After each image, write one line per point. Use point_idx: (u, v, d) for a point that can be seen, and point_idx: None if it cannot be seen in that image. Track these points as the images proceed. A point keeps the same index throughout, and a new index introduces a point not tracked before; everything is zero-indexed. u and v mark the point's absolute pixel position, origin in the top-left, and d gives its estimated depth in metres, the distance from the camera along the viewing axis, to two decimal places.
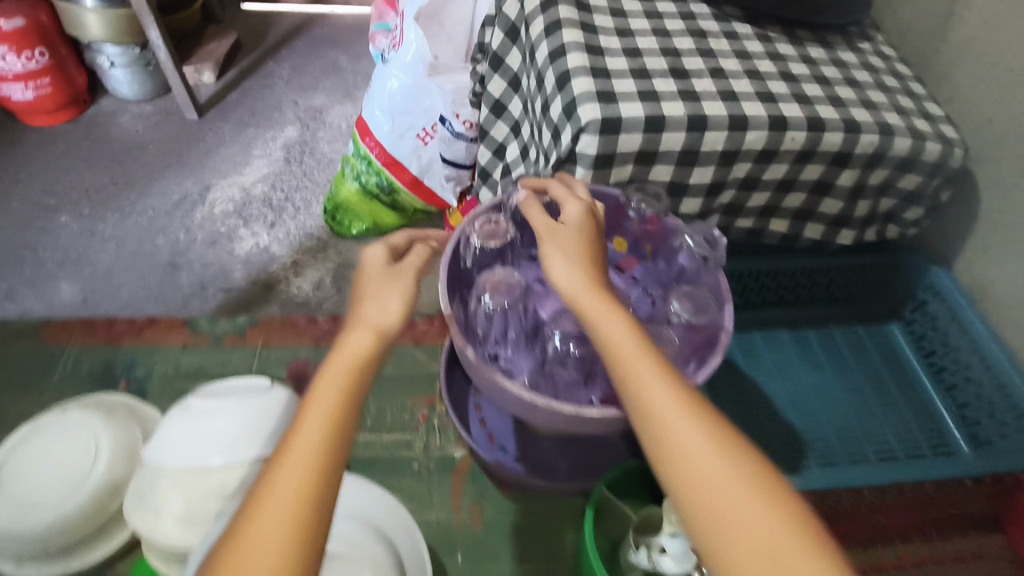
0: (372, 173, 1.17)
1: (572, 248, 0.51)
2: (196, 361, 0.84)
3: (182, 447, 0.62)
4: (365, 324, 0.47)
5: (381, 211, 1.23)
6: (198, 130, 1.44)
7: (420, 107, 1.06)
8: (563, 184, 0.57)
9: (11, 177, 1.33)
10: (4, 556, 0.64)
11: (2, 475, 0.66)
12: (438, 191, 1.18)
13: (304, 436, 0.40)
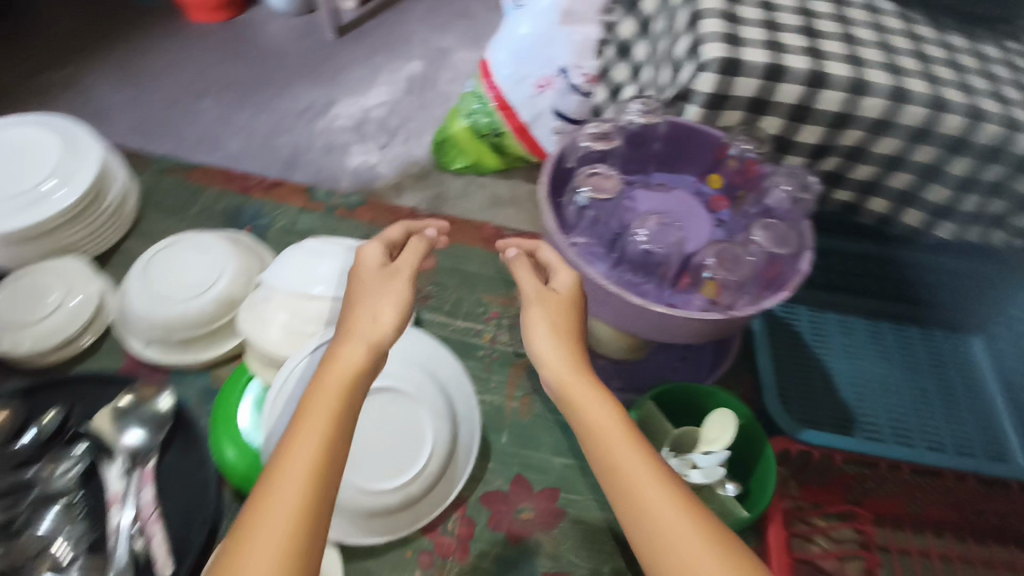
0: (484, 113, 1.19)
1: (561, 321, 0.52)
2: (310, 222, 0.95)
3: (291, 276, 0.74)
4: (358, 337, 0.47)
5: (484, 154, 1.23)
6: (334, 49, 1.56)
7: (544, 55, 1.05)
8: (549, 248, 0.59)
9: (170, 61, 1.49)
10: (138, 334, 0.78)
11: (145, 269, 0.79)
12: (542, 140, 1.17)
13: (290, 466, 0.40)
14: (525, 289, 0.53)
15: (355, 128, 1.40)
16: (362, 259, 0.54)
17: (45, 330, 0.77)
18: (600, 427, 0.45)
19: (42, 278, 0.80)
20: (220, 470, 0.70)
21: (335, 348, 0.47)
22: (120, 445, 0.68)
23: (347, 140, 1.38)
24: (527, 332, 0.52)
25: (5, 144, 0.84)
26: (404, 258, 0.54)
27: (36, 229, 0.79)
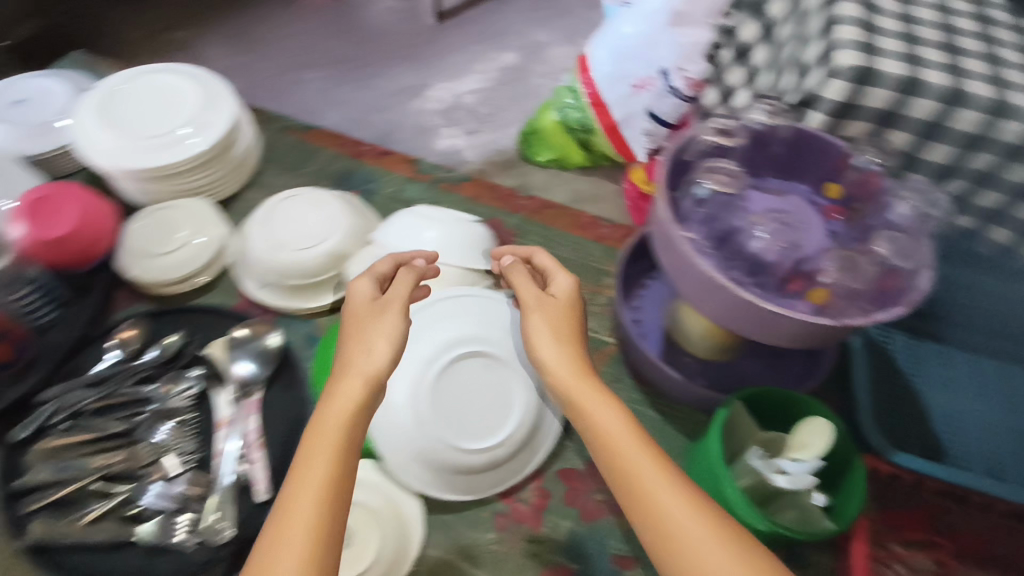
0: (576, 109, 1.19)
1: (559, 330, 0.62)
2: (414, 191, 0.99)
3: (401, 237, 0.79)
4: (355, 371, 0.56)
5: (570, 149, 1.24)
6: (433, 34, 1.60)
7: (647, 55, 1.04)
8: (543, 256, 0.69)
9: (279, 32, 1.57)
10: (255, 276, 0.84)
11: (268, 217, 0.84)
12: (631, 142, 1.14)
13: (310, 473, 0.49)
14: (528, 298, 0.63)
15: (445, 112, 1.44)
16: (354, 293, 0.63)
17: (170, 264, 0.83)
18: (598, 421, 0.55)
19: (173, 214, 0.85)
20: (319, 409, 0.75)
21: (337, 382, 0.55)
22: (231, 374, 0.74)
23: (436, 124, 1.42)
24: (534, 338, 0.62)
25: (150, 84, 0.89)
26: (395, 288, 0.63)
27: (172, 169, 0.85)
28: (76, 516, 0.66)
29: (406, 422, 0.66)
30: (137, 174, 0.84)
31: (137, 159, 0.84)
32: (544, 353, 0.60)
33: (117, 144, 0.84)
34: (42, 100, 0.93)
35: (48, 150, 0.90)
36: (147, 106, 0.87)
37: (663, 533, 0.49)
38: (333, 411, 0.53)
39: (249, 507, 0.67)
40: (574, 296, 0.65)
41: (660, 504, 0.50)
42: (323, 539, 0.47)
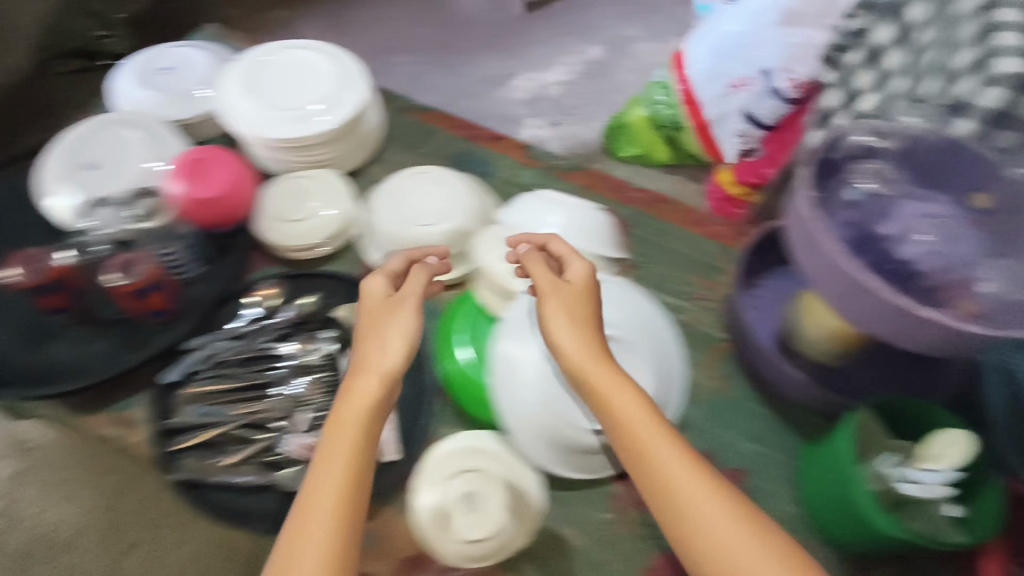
0: (667, 105, 1.11)
1: (578, 322, 0.61)
2: (528, 177, 1.02)
3: (527, 218, 0.83)
4: (371, 370, 0.57)
5: (655, 145, 1.14)
6: (518, 24, 1.58)
7: (748, 52, 0.97)
8: (560, 242, 0.69)
9: (372, 13, 1.60)
10: (381, 247, 0.87)
11: (398, 191, 0.88)
12: (722, 141, 1.06)
13: (327, 474, 0.51)
14: (543, 284, 0.63)
15: (531, 103, 1.45)
16: (368, 293, 0.64)
17: (303, 232, 0.87)
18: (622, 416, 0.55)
19: (307, 183, 0.89)
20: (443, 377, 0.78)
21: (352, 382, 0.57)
22: None
23: (520, 113, 1.44)
24: (551, 326, 0.61)
25: (289, 57, 0.94)
26: (407, 287, 0.64)
27: (309, 140, 0.90)
28: (223, 457, 0.72)
29: (536, 399, 0.69)
30: (278, 143, 0.89)
31: (279, 129, 0.89)
32: (563, 343, 0.59)
33: (261, 114, 0.89)
34: (188, 70, 0.98)
35: (193, 117, 0.95)
36: (287, 79, 0.91)
37: (692, 539, 0.49)
38: (350, 409, 0.55)
39: (383, 465, 0.72)
40: (592, 285, 0.64)
41: (690, 510, 0.50)
42: (342, 533, 0.49)
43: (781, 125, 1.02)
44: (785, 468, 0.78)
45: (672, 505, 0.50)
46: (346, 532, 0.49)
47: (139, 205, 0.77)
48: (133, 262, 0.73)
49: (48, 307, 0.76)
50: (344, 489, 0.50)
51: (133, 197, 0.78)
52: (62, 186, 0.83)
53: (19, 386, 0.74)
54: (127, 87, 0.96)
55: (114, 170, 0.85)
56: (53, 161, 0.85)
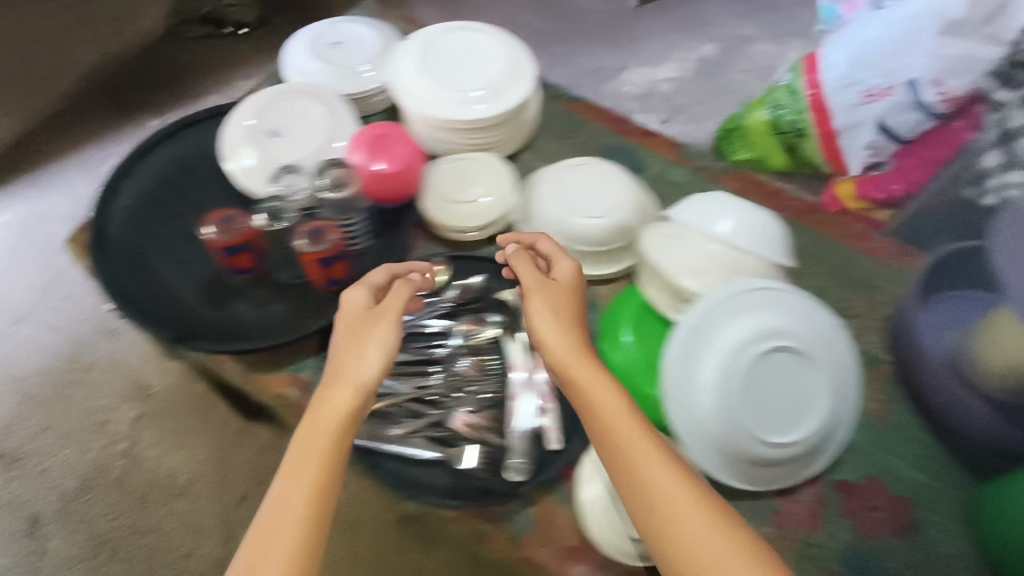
0: (792, 110, 1.16)
1: (559, 317, 0.67)
2: (679, 174, 0.99)
3: (695, 216, 0.82)
4: (347, 380, 0.64)
5: (773, 151, 1.22)
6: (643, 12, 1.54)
7: (893, 62, 1.02)
8: (549, 241, 0.75)
9: None
10: (540, 235, 0.87)
11: (562, 180, 0.88)
12: (847, 151, 1.14)
13: (300, 474, 0.58)
14: (529, 282, 0.69)
15: None
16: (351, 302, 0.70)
17: (468, 214, 0.87)
18: (602, 403, 0.61)
19: (469, 166, 0.89)
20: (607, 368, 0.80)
21: (330, 391, 0.63)
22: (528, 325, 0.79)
23: None
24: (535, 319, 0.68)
25: (463, 38, 0.94)
26: (389, 298, 0.70)
27: (480, 123, 0.91)
28: (395, 428, 0.74)
29: (711, 404, 0.69)
30: (449, 123, 0.91)
31: (446, 109, 0.90)
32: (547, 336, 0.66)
33: (430, 94, 0.90)
34: (358, 47, 1.00)
35: (361, 92, 0.97)
36: (459, 60, 0.92)
37: (658, 525, 0.54)
38: (328, 414, 0.62)
39: (547, 454, 0.73)
40: (574, 290, 0.71)
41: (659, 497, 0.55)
42: (313, 517, 0.56)
43: (913, 139, 1.09)
44: (954, 504, 0.75)
45: (644, 494, 0.55)
46: (312, 517, 0.56)
47: (327, 177, 0.79)
48: (321, 233, 0.76)
49: (237, 268, 0.80)
50: (313, 486, 0.57)
51: (322, 168, 0.81)
52: (246, 147, 0.87)
53: (207, 341, 0.77)
54: (301, 59, 0.99)
55: (293, 138, 0.87)
56: (239, 120, 0.89)
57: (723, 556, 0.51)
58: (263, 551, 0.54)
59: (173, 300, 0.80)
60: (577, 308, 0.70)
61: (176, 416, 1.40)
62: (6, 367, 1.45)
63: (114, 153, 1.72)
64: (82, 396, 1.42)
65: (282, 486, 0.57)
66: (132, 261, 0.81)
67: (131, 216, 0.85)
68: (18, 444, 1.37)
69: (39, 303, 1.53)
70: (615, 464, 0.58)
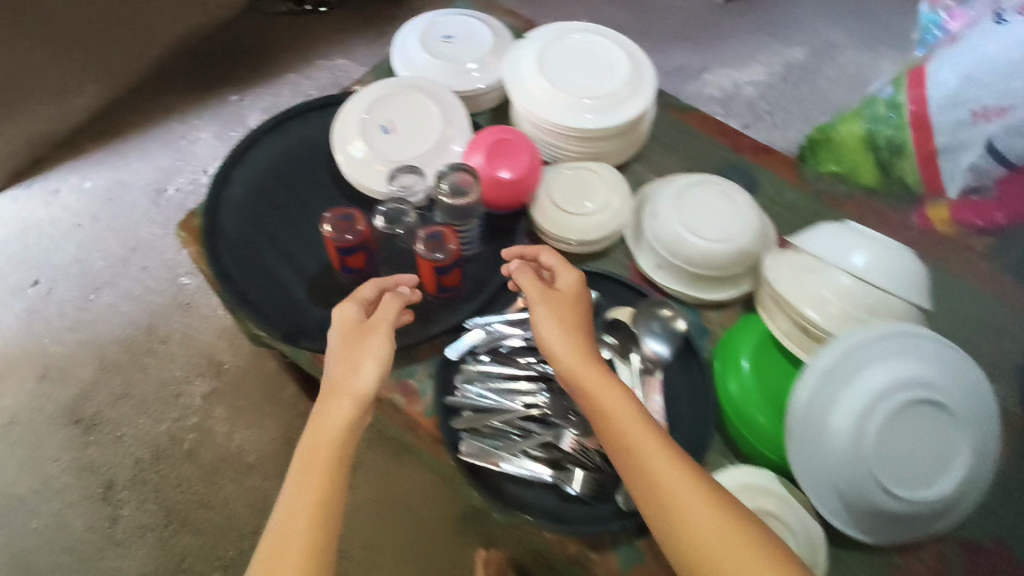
0: (891, 125, 1.01)
1: (565, 322, 0.68)
2: (797, 199, 0.95)
3: (825, 247, 0.77)
4: (345, 392, 0.65)
5: (862, 166, 1.07)
6: None
7: (1014, 79, 0.86)
8: (551, 254, 0.74)
9: None
10: (653, 254, 0.84)
11: (680, 198, 0.84)
12: (946, 176, 0.97)
13: (303, 489, 0.60)
14: (533, 292, 0.69)
15: None
16: (345, 316, 0.70)
17: (582, 229, 0.84)
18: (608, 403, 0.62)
19: (585, 177, 0.87)
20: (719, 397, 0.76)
21: (327, 403, 0.65)
22: (643, 348, 0.76)
23: None
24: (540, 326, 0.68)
25: (585, 42, 0.90)
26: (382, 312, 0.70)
27: (598, 133, 0.87)
28: (502, 444, 0.72)
29: (839, 455, 0.65)
30: (566, 131, 0.88)
31: (561, 115, 0.87)
32: (552, 340, 0.66)
33: (547, 98, 0.87)
34: (470, 42, 0.97)
35: (473, 91, 0.94)
36: (579, 65, 0.89)
37: (669, 515, 0.56)
38: (325, 428, 0.63)
39: None
40: (577, 299, 0.70)
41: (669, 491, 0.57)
42: (323, 527, 0.58)
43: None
44: None
45: (655, 487, 0.58)
46: (320, 529, 0.58)
47: (447, 182, 0.76)
48: (444, 241, 0.74)
49: (348, 266, 0.78)
50: (317, 501, 0.59)
51: (444, 171, 0.77)
52: (362, 142, 0.85)
53: (317, 341, 0.76)
54: (413, 52, 0.96)
55: (411, 136, 0.85)
56: (357, 111, 0.87)
57: (735, 545, 0.54)
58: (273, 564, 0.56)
59: (284, 297, 0.80)
60: (583, 315, 0.70)
61: (247, 395, 1.41)
62: (84, 331, 1.47)
63: (197, 127, 1.74)
64: (157, 366, 1.44)
65: (286, 502, 0.59)
66: (245, 255, 0.81)
67: (243, 206, 0.84)
68: (93, 409, 1.39)
69: (118, 270, 1.55)
70: (624, 460, 0.60)
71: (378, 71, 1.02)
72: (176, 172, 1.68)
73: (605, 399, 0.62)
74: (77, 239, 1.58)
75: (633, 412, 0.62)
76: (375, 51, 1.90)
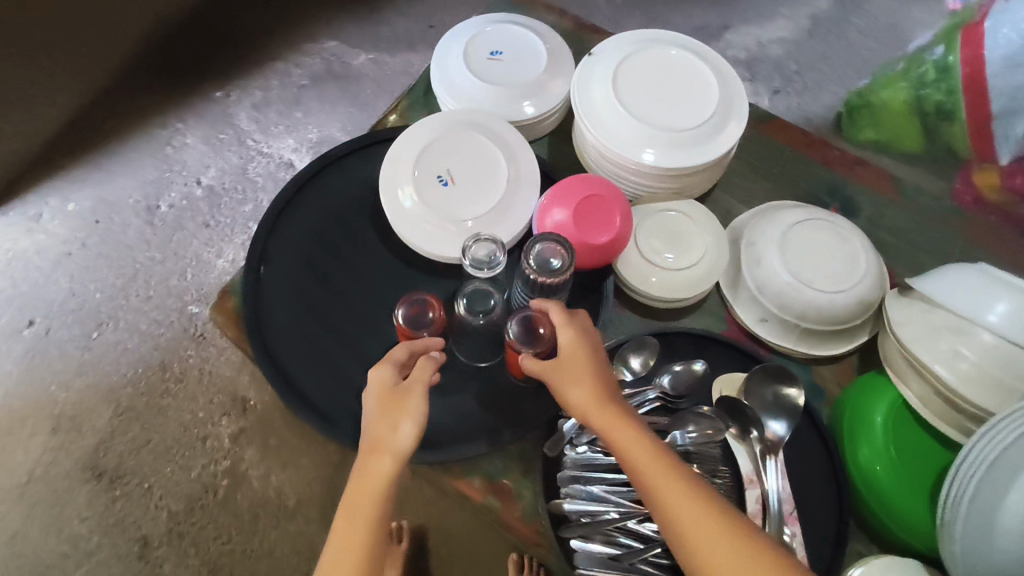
0: (937, 91, 1.10)
1: (575, 383, 0.59)
2: (899, 220, 0.85)
3: (958, 295, 0.67)
4: (378, 457, 0.56)
5: (908, 130, 1.21)
6: None
7: None
8: (554, 305, 0.63)
9: None
10: (762, 309, 0.74)
11: (786, 241, 0.73)
12: (997, 140, 1.06)
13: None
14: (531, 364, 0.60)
15: None
16: (375, 377, 0.60)
17: (675, 282, 0.74)
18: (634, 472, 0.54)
19: (676, 223, 0.76)
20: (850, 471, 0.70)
21: (362, 470, 0.56)
22: (764, 430, 0.69)
23: None
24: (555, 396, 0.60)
25: (664, 58, 0.77)
26: (416, 374, 0.60)
27: (691, 170, 0.75)
28: (618, 553, 0.63)
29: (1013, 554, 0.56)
30: (651, 170, 0.75)
31: (647, 152, 0.74)
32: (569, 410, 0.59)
33: (628, 133, 0.74)
34: (521, 58, 0.83)
35: (532, 118, 0.82)
36: (659, 89, 0.76)
37: None
38: (357, 500, 0.55)
39: None
40: (583, 336, 0.61)
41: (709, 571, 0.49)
42: None
43: None
44: None
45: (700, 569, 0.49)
46: None
47: (533, 256, 0.65)
48: (536, 329, 0.64)
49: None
50: None
51: (526, 241, 0.65)
52: (418, 194, 0.73)
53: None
54: (456, 73, 0.82)
55: (477, 190, 0.73)
56: (412, 158, 0.74)
57: None
58: None
59: (352, 393, 0.70)
60: (595, 362, 0.60)
61: (278, 432, 1.31)
62: (91, 375, 1.34)
63: (181, 130, 1.55)
64: (178, 408, 1.33)
65: None
66: (297, 343, 0.71)
67: (285, 280, 0.73)
68: (115, 460, 1.28)
69: (119, 302, 1.40)
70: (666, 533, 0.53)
71: (414, 94, 0.88)
72: (166, 185, 1.50)
73: (628, 453, 0.55)
74: (69, 269, 1.42)
75: (658, 465, 0.53)
76: (367, 30, 1.66)
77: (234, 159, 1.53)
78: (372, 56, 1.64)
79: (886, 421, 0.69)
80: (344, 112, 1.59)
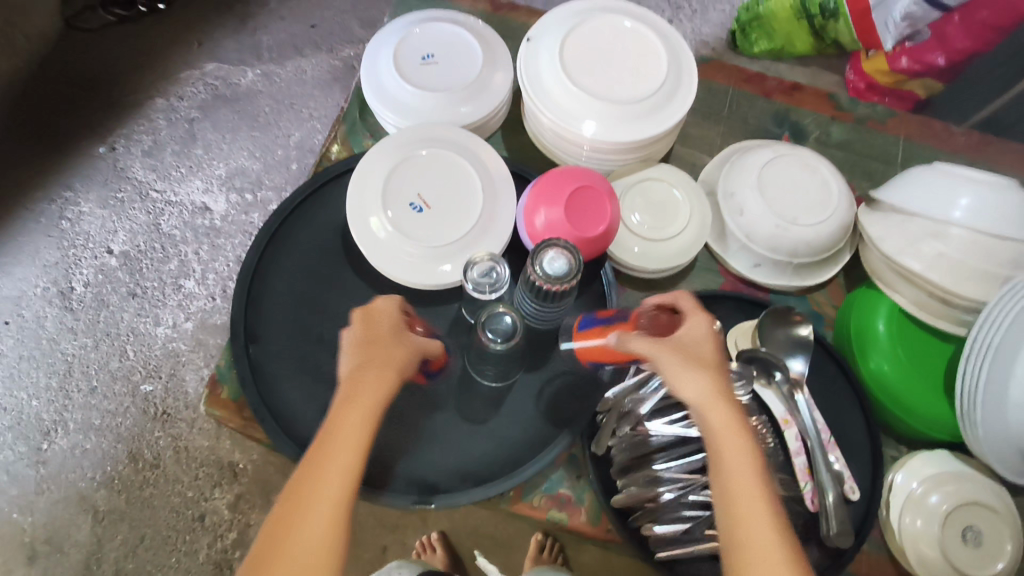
0: None
1: (702, 370, 0.54)
2: (843, 134, 0.89)
3: (922, 200, 0.71)
4: (389, 367, 0.56)
5: (796, 34, 1.13)
6: None
7: None
8: (688, 296, 0.60)
9: None
10: (751, 254, 0.77)
11: (760, 185, 0.75)
12: (879, 28, 1.03)
13: (331, 466, 0.51)
14: (665, 341, 0.55)
15: None
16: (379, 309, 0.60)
17: (668, 251, 0.75)
18: (738, 480, 0.51)
19: (655, 192, 0.76)
20: (865, 382, 0.75)
21: (362, 376, 0.55)
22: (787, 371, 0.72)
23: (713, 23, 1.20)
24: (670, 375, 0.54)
25: (603, 28, 0.76)
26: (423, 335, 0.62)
27: (660, 135, 0.74)
28: (690, 525, 0.65)
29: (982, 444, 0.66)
30: (619, 145, 0.73)
31: (613, 127, 0.72)
32: (685, 390, 0.54)
33: (588, 111, 0.72)
34: (455, 57, 0.78)
35: (481, 118, 0.78)
36: (607, 60, 0.74)
37: None
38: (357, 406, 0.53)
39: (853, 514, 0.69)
40: (715, 341, 0.57)
41: None
42: (343, 509, 0.50)
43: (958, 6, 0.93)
44: None
45: None
46: (341, 511, 0.50)
47: (539, 264, 0.61)
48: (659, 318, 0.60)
49: (434, 368, 0.67)
50: (350, 477, 0.51)
51: (531, 250, 0.62)
52: (391, 223, 0.69)
53: (451, 490, 0.67)
54: (391, 86, 0.77)
55: (454, 206, 0.70)
56: (377, 187, 0.70)
57: None
58: (281, 541, 0.48)
59: (384, 449, 0.67)
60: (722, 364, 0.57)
61: (278, 488, 1.19)
62: (55, 489, 1.19)
63: (74, 198, 1.32)
64: (163, 495, 1.19)
65: (306, 472, 0.50)
66: (313, 413, 0.67)
67: (280, 352, 0.69)
68: (112, 569, 1.16)
69: (61, 404, 1.23)
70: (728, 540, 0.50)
71: (348, 119, 0.83)
72: (75, 263, 1.29)
73: (736, 457, 0.51)
74: None
75: (762, 486, 0.51)
76: (245, 42, 1.43)
77: (143, 217, 1.31)
78: (261, 70, 1.41)
79: (888, 327, 0.74)
80: (247, 138, 1.36)
